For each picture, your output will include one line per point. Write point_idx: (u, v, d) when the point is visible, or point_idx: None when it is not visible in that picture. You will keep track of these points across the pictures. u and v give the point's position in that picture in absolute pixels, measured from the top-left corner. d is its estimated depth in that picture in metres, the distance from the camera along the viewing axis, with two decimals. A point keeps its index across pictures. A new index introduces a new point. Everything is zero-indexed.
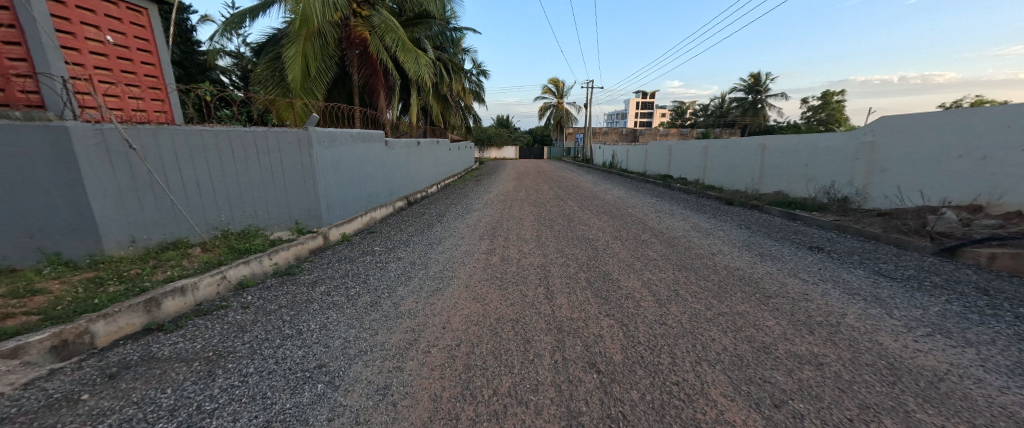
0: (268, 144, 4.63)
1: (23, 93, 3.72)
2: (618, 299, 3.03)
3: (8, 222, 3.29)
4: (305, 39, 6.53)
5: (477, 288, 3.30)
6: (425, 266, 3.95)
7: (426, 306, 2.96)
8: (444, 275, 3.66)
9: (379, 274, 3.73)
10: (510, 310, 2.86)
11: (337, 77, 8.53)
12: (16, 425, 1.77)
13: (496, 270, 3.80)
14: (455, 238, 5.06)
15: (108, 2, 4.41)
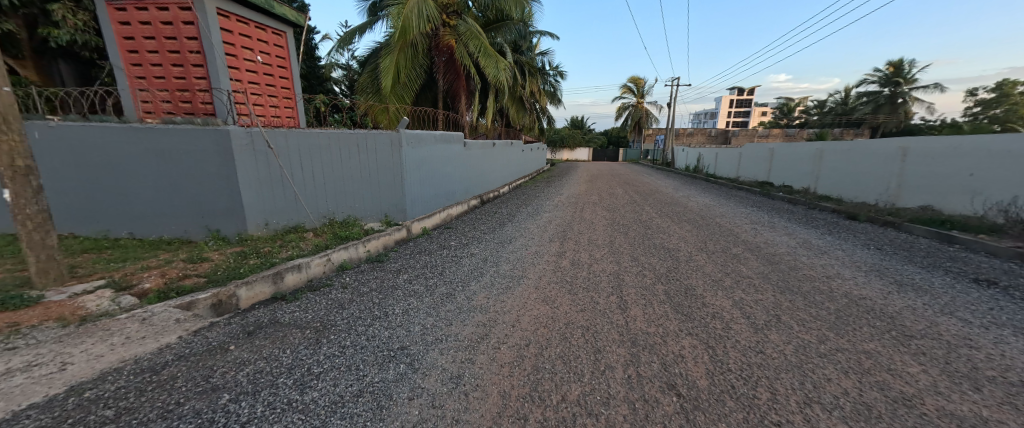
0: (368, 145, 5.21)
1: (203, 104, 4.84)
2: (702, 318, 2.76)
3: (192, 204, 4.41)
4: (399, 49, 7.18)
5: (547, 290, 3.30)
6: (497, 263, 4.08)
7: (497, 303, 3.04)
8: (514, 274, 3.73)
9: (454, 267, 3.95)
10: (580, 316, 2.80)
11: (424, 84, 9.20)
12: (188, 363, 2.28)
13: (566, 273, 3.74)
14: (528, 239, 5.13)
15: (259, 28, 5.39)
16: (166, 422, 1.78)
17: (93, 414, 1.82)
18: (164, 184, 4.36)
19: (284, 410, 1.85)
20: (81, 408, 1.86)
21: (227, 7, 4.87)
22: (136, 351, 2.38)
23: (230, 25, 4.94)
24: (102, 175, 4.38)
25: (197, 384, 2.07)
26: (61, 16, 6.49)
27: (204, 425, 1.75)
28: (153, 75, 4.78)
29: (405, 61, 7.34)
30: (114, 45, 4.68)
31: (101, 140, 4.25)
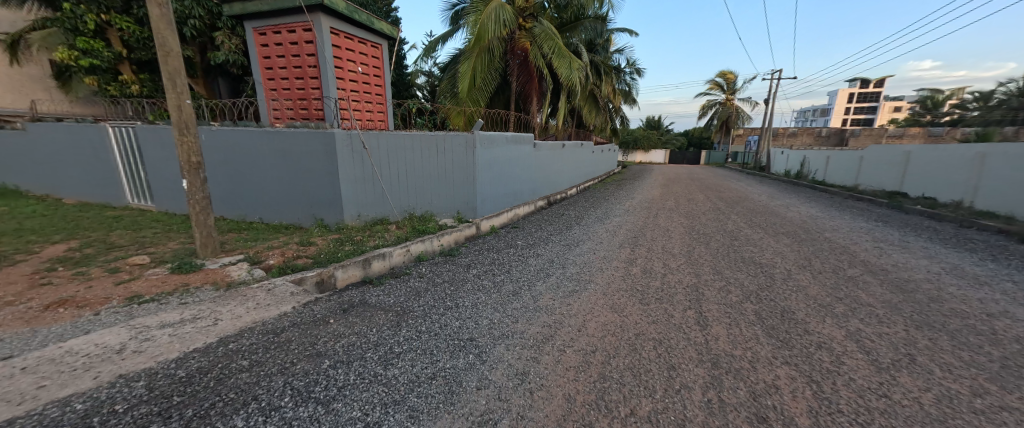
0: (446, 146, 5.54)
1: (315, 110, 5.59)
2: (802, 347, 2.40)
3: (304, 196, 5.15)
4: (477, 54, 7.48)
5: (616, 298, 3.17)
6: (565, 266, 4.04)
7: (563, 305, 3.01)
8: (581, 277, 3.65)
9: (521, 266, 4.02)
10: (652, 329, 2.63)
11: (497, 87, 9.43)
12: (298, 330, 2.67)
13: (637, 282, 3.56)
14: (597, 243, 4.99)
15: (361, 42, 6.06)
16: (282, 377, 2.11)
17: (233, 363, 2.24)
18: (285, 178, 5.18)
19: (371, 382, 2.06)
20: (224, 357, 2.30)
21: (337, 25, 5.57)
22: (263, 315, 2.87)
23: (339, 41, 5.64)
24: (246, 169, 5.42)
25: (305, 349, 2.41)
26: (222, 41, 8.23)
27: (310, 384, 2.04)
28: (281, 88, 5.71)
29: (483, 65, 7.59)
30: (256, 65, 5.75)
31: (246, 141, 5.26)
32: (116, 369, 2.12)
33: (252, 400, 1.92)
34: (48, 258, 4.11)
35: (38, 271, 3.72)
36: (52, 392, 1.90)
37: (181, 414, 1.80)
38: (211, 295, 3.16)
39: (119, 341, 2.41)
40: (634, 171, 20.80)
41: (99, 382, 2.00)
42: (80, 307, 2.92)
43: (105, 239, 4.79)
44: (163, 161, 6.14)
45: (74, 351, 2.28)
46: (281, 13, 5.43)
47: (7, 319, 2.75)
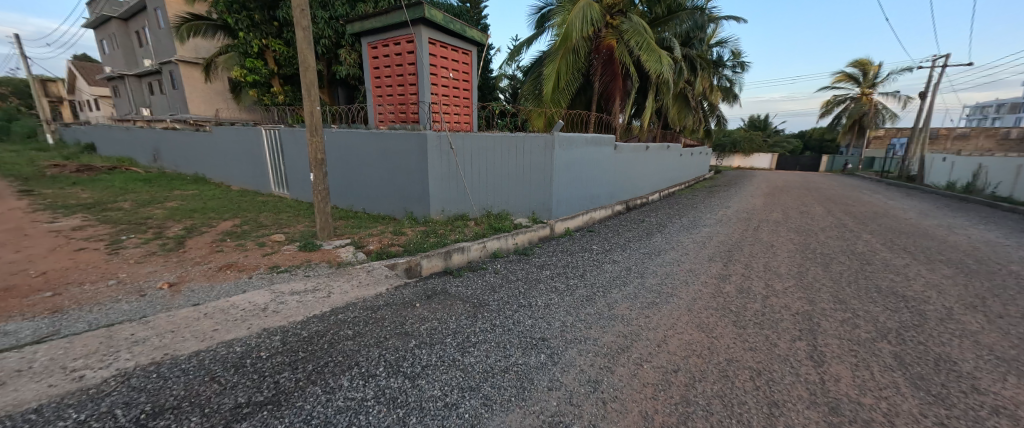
0: (525, 147, 5.63)
1: (412, 114, 6.15)
2: (966, 408, 1.90)
3: (398, 191, 5.72)
4: (561, 55, 7.46)
5: (703, 316, 2.90)
6: (645, 276, 3.81)
7: (641, 317, 2.85)
8: (662, 290, 3.40)
9: (598, 271, 3.90)
10: (749, 356, 2.35)
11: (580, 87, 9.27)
12: (390, 309, 2.97)
13: (730, 301, 3.20)
14: (683, 254, 4.60)
15: (453, 50, 6.49)
16: (378, 349, 2.40)
17: (340, 331, 2.62)
18: (384, 174, 5.81)
19: (450, 365, 2.23)
20: (334, 325, 2.70)
21: (434, 35, 6.04)
22: (365, 292, 3.28)
23: (436, 50, 6.12)
24: (355, 165, 6.23)
25: (396, 327, 2.69)
26: (344, 56, 9.75)
27: (399, 359, 2.29)
28: (386, 95, 6.47)
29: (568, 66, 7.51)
30: (368, 75, 6.63)
31: (356, 141, 6.05)
32: (262, 324, 2.68)
33: (354, 365, 2.23)
34: (221, 231, 5.32)
35: (214, 241, 4.83)
36: (222, 336, 2.51)
37: (303, 368, 2.19)
38: (325, 271, 3.73)
39: (262, 301, 3.02)
40: (732, 176, 18.68)
41: (250, 331, 2.58)
42: (240, 272, 3.76)
43: (254, 219, 5.96)
44: (295, 155, 7.31)
45: (234, 307, 2.93)
46: (390, 28, 6.12)
47: (197, 277, 3.66)
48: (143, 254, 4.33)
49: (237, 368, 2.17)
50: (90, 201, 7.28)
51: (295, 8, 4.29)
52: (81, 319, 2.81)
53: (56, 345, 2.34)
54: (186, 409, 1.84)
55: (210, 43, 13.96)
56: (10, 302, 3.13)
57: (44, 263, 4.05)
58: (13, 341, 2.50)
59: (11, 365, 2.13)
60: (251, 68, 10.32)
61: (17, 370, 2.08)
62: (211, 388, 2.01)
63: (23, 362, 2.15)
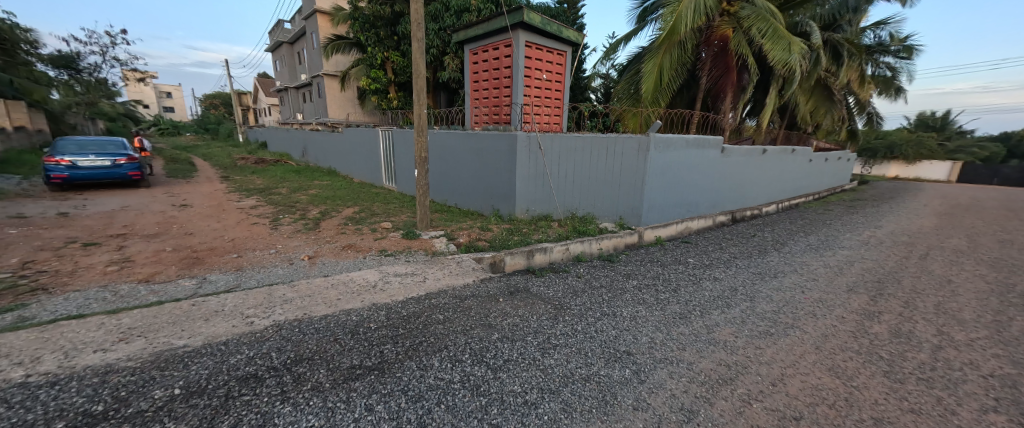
0: (616, 149, 5.39)
1: (504, 115, 6.34)
2: None
3: (487, 189, 6.00)
4: (665, 51, 6.79)
5: (836, 358, 2.41)
6: (757, 300, 3.31)
7: (750, 348, 2.49)
8: (779, 320, 2.92)
9: (696, 289, 3.53)
10: (909, 421, 1.86)
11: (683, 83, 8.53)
12: (479, 300, 3.13)
13: (877, 345, 2.60)
14: (809, 280, 3.89)
15: (549, 52, 6.53)
16: (464, 336, 2.55)
17: (433, 315, 2.85)
18: (475, 172, 6.17)
19: (530, 363, 2.25)
20: (428, 308, 2.95)
21: (531, 38, 6.16)
22: (455, 281, 3.51)
23: (531, 53, 6.23)
24: (451, 164, 6.74)
25: (481, 318, 2.82)
26: (448, 63, 10.60)
27: (483, 349, 2.40)
28: (482, 97, 6.82)
29: (671, 62, 6.93)
30: (467, 80, 7.08)
31: (454, 141, 6.55)
32: (371, 299, 3.06)
33: (443, 348, 2.40)
34: (345, 215, 6.26)
35: (339, 224, 5.70)
36: (343, 304, 2.94)
37: (401, 343, 2.44)
38: (422, 258, 4.09)
39: (372, 279, 3.44)
40: (884, 189, 15.18)
41: (364, 304, 2.98)
42: (357, 252, 4.36)
43: (368, 207, 6.85)
44: (403, 152, 8.16)
45: (351, 281, 3.39)
46: (490, 34, 6.44)
47: (327, 253, 4.37)
48: (292, 231, 5.35)
49: (353, 334, 2.53)
50: (259, 186, 9.25)
51: (413, 22, 4.79)
52: (252, 278, 3.60)
53: (238, 295, 3.03)
54: (315, 362, 2.21)
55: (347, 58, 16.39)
56: (213, 260, 4.17)
57: (232, 232, 5.29)
58: (214, 288, 3.34)
59: (214, 306, 2.84)
60: (374, 77, 11.86)
61: (216, 311, 2.77)
62: (333, 347, 2.37)
63: (219, 305, 2.85)
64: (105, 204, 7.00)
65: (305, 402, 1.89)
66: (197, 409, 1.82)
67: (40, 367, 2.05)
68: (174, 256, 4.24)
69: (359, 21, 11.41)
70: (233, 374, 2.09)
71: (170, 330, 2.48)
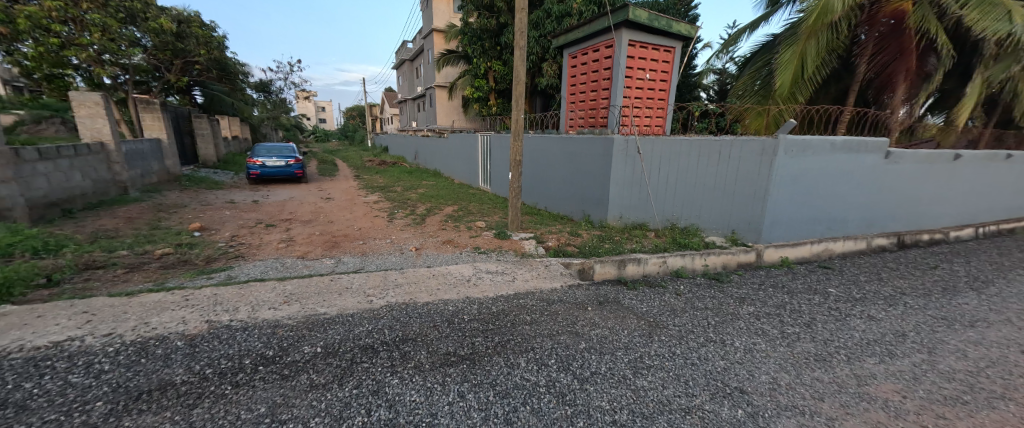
0: (731, 153, 4.69)
1: (601, 118, 6.16)
2: None
3: (579, 193, 5.97)
4: (809, 35, 5.55)
5: None
6: (938, 354, 2.51)
7: (926, 416, 1.89)
8: (976, 385, 2.17)
9: (838, 327, 2.84)
10: None
11: (833, 73, 7.04)
12: (568, 307, 3.05)
13: None
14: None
15: (655, 49, 6.08)
16: (551, 341, 2.50)
17: (520, 314, 2.87)
18: (568, 177, 6.18)
19: (619, 380, 2.10)
20: (516, 308, 2.98)
21: (635, 37, 5.83)
22: (544, 284, 3.48)
23: (635, 52, 5.89)
24: (545, 168, 6.85)
25: (568, 324, 2.74)
26: (547, 69, 10.73)
27: (570, 357, 2.32)
28: (579, 101, 6.72)
29: (820, 46, 5.61)
30: (564, 83, 7.07)
31: (549, 145, 6.67)
32: (466, 293, 3.21)
33: (530, 349, 2.39)
34: (447, 213, 6.79)
35: (441, 221, 6.20)
36: (442, 295, 3.15)
37: (491, 338, 2.51)
38: (511, 258, 4.19)
39: (466, 274, 3.63)
40: None
41: (460, 296, 3.14)
42: (455, 248, 4.67)
43: (465, 206, 7.30)
44: (500, 155, 8.49)
45: (449, 274, 3.63)
46: (591, 37, 6.31)
47: (430, 246, 4.77)
48: (404, 224, 6.01)
49: (450, 323, 2.70)
50: (381, 184, 10.66)
51: (516, 31, 4.96)
52: (372, 263, 4.14)
53: (362, 276, 3.50)
54: (418, 343, 2.42)
55: (456, 70, 17.79)
56: (346, 244, 4.92)
57: (358, 222, 6.17)
58: (345, 268, 3.95)
59: (346, 282, 3.32)
60: (476, 86, 12.77)
61: (347, 287, 3.24)
62: (433, 333, 2.55)
63: (349, 282, 3.33)
64: (278, 194, 8.89)
65: (408, 378, 2.08)
66: (330, 366, 2.16)
67: (238, 315, 2.68)
68: (319, 239, 5.13)
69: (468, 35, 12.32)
70: (357, 343, 2.40)
71: (317, 298, 2.99)
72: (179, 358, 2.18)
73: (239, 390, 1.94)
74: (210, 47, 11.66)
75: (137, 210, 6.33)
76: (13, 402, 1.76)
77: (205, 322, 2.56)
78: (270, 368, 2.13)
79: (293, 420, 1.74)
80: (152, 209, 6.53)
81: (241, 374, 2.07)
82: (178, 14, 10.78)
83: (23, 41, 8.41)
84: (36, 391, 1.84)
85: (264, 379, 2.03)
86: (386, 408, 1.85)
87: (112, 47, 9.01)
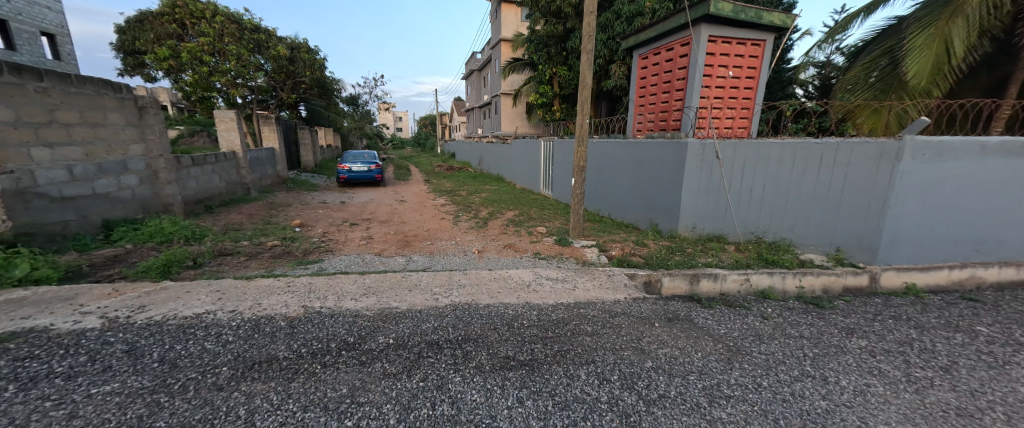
0: (837, 158, 4.04)
1: (673, 121, 5.78)
2: None
3: (647, 200, 5.66)
4: (951, 15, 4.69)
5: None
6: None
7: None
8: None
9: (992, 375, 2.24)
10: None
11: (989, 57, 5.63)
12: (634, 321, 2.83)
13: None
14: None
15: (740, 44, 5.51)
16: (614, 355, 2.34)
17: (581, 324, 2.74)
18: (636, 184, 5.88)
19: (693, 407, 1.88)
20: (576, 318, 2.85)
21: (716, 32, 5.36)
22: (606, 296, 3.29)
23: (716, 49, 5.41)
24: (610, 174, 6.59)
25: (632, 339, 2.55)
26: (614, 71, 10.38)
27: (636, 375, 2.14)
28: (649, 103, 6.37)
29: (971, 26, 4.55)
30: (633, 86, 6.75)
31: (615, 151, 6.40)
32: (526, 297, 3.18)
33: (591, 362, 2.26)
34: (510, 217, 6.86)
35: (502, 225, 6.27)
36: (502, 298, 3.14)
37: (551, 346, 2.42)
38: (573, 266, 4.05)
39: (527, 279, 3.59)
40: None
41: (521, 301, 3.10)
42: (516, 252, 4.67)
43: (527, 212, 7.31)
44: (562, 161, 8.37)
45: (510, 278, 3.62)
46: (665, 35, 5.95)
47: (492, 249, 4.83)
48: (468, 227, 6.20)
49: (509, 326, 2.67)
50: (448, 188, 11.17)
51: (584, 35, 4.83)
52: (438, 262, 4.31)
53: (430, 274, 3.66)
54: (479, 344, 2.42)
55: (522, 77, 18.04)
56: (416, 244, 5.21)
57: (427, 223, 6.51)
58: (416, 266, 4.17)
59: (415, 280, 3.49)
60: (541, 92, 12.79)
61: (416, 284, 3.40)
62: (493, 335, 2.55)
63: (418, 280, 3.49)
64: (360, 196, 9.77)
65: (470, 377, 2.09)
66: (400, 357, 2.25)
67: (326, 302, 2.95)
68: (393, 238, 5.51)
69: (535, 43, 12.44)
70: (424, 338, 2.49)
71: (390, 293, 3.17)
72: (282, 336, 2.44)
73: (325, 370, 2.12)
74: (314, 68, 13.37)
75: (255, 207, 7.42)
76: (169, 359, 2.14)
77: (302, 306, 2.87)
78: (350, 353, 2.29)
79: (369, 405, 1.85)
80: (266, 206, 7.62)
81: (328, 356, 2.25)
82: (292, 42, 12.75)
83: (183, 71, 10.44)
84: (183, 352, 2.22)
85: (345, 362, 2.19)
86: (449, 404, 1.87)
87: (243, 71, 10.79)
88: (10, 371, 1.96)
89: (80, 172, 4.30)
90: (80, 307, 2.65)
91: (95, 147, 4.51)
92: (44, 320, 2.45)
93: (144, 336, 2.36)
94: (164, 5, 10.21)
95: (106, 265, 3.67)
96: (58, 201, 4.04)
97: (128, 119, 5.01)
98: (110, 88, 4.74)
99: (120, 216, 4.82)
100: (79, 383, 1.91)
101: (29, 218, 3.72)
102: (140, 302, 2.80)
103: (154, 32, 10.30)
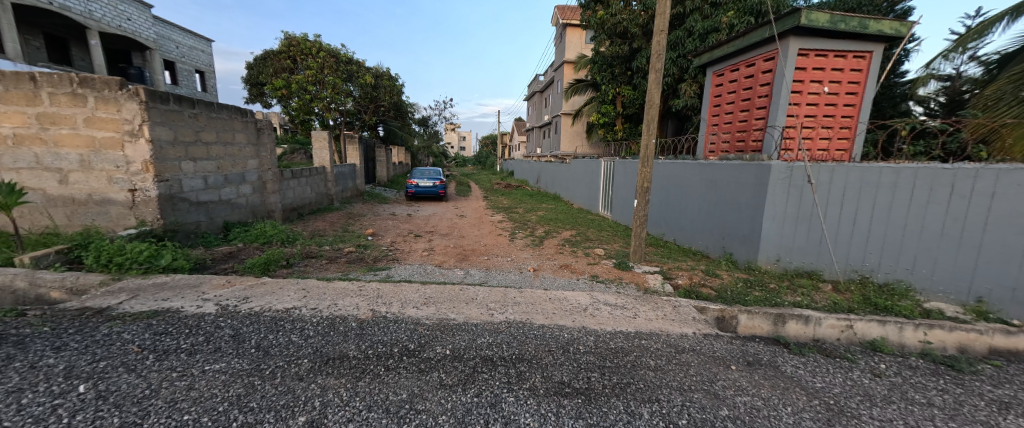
0: (975, 187, 3.34)
1: (753, 141, 5.32)
2: None
3: (720, 226, 5.23)
4: None
5: None
6: None
7: None
8: None
9: None
10: None
11: None
12: (704, 360, 2.57)
13: None
14: None
15: (839, 56, 4.91)
16: (682, 396, 2.14)
17: (642, 357, 2.55)
18: (708, 208, 5.46)
19: None
20: (636, 348, 2.67)
21: (808, 45, 4.86)
22: (672, 328, 3.04)
23: (807, 63, 4.91)
24: (678, 197, 6.21)
25: (702, 381, 2.30)
26: (685, 90, 9.90)
27: (708, 422, 1.93)
28: (724, 122, 5.95)
29: None
30: (706, 104, 6.38)
31: (685, 173, 6.04)
32: (582, 321, 3.06)
33: (655, 400, 2.09)
34: (568, 237, 6.74)
35: (559, 244, 6.19)
36: (557, 320, 3.06)
37: (609, 377, 2.28)
38: (634, 293, 3.81)
39: (583, 302, 3.45)
40: None
41: (578, 326, 2.98)
42: (572, 273, 4.56)
43: (585, 232, 7.15)
44: (624, 181, 8.05)
45: (566, 300, 3.50)
46: (745, 50, 5.56)
47: (548, 268, 4.78)
48: (524, 245, 6.21)
49: (565, 350, 2.58)
50: (506, 206, 11.36)
51: (653, 54, 4.68)
52: (494, 278, 4.37)
53: (486, 289, 3.70)
54: (534, 365, 2.37)
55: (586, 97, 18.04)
56: (474, 258, 5.36)
57: (486, 239, 6.65)
58: (472, 280, 4.27)
59: (472, 293, 3.55)
60: (603, 112, 12.74)
61: (473, 297, 3.46)
62: (548, 357, 2.48)
63: (475, 294, 3.54)
64: (426, 210, 10.35)
65: (524, 399, 2.04)
66: (457, 370, 2.29)
67: (391, 308, 3.13)
68: (453, 251, 5.73)
69: (599, 63, 12.37)
70: (480, 353, 2.50)
71: (448, 303, 3.28)
72: (352, 336, 2.63)
73: (389, 373, 2.22)
74: (394, 93, 14.96)
75: (338, 216, 8.25)
76: (263, 347, 2.41)
77: (371, 309, 3.08)
78: (411, 359, 2.38)
79: (425, 413, 1.89)
80: (346, 216, 8.45)
81: (390, 360, 2.36)
82: (378, 71, 14.42)
83: (292, 99, 12.15)
84: (275, 342, 2.49)
85: (406, 368, 2.28)
86: (502, 425, 1.84)
87: (337, 97, 12.29)
88: (151, 343, 2.36)
89: (212, 182, 5.17)
90: (202, 294, 3.13)
91: (225, 162, 5.43)
92: (177, 302, 2.93)
93: (246, 324, 2.71)
94: (282, 44, 12.06)
95: (223, 260, 4.32)
96: (195, 205, 4.87)
97: (249, 138, 5.95)
98: (239, 113, 5.71)
99: (236, 219, 5.67)
100: (197, 359, 2.23)
101: (175, 218, 4.54)
102: (245, 294, 3.23)
103: (274, 67, 12.17)
